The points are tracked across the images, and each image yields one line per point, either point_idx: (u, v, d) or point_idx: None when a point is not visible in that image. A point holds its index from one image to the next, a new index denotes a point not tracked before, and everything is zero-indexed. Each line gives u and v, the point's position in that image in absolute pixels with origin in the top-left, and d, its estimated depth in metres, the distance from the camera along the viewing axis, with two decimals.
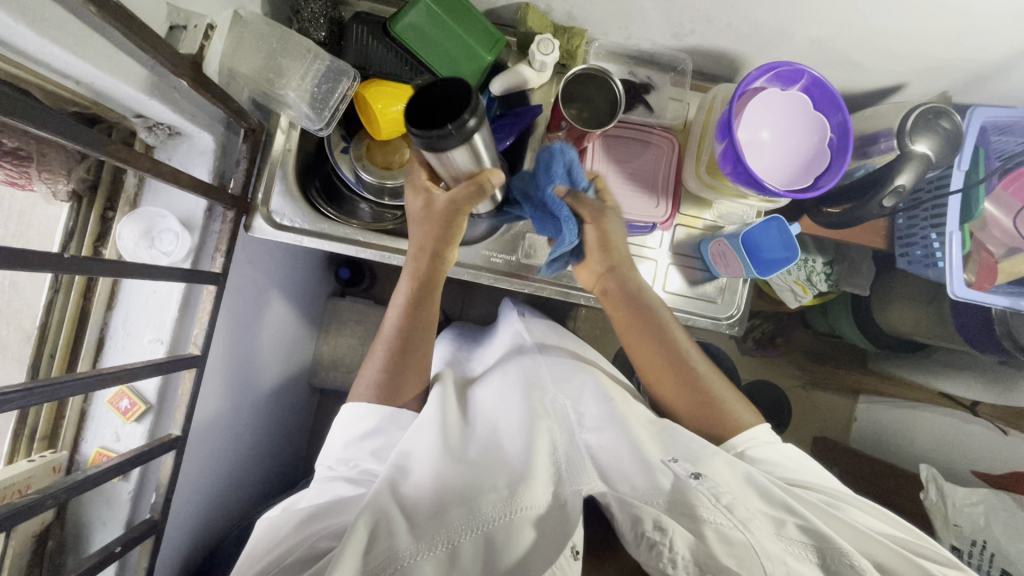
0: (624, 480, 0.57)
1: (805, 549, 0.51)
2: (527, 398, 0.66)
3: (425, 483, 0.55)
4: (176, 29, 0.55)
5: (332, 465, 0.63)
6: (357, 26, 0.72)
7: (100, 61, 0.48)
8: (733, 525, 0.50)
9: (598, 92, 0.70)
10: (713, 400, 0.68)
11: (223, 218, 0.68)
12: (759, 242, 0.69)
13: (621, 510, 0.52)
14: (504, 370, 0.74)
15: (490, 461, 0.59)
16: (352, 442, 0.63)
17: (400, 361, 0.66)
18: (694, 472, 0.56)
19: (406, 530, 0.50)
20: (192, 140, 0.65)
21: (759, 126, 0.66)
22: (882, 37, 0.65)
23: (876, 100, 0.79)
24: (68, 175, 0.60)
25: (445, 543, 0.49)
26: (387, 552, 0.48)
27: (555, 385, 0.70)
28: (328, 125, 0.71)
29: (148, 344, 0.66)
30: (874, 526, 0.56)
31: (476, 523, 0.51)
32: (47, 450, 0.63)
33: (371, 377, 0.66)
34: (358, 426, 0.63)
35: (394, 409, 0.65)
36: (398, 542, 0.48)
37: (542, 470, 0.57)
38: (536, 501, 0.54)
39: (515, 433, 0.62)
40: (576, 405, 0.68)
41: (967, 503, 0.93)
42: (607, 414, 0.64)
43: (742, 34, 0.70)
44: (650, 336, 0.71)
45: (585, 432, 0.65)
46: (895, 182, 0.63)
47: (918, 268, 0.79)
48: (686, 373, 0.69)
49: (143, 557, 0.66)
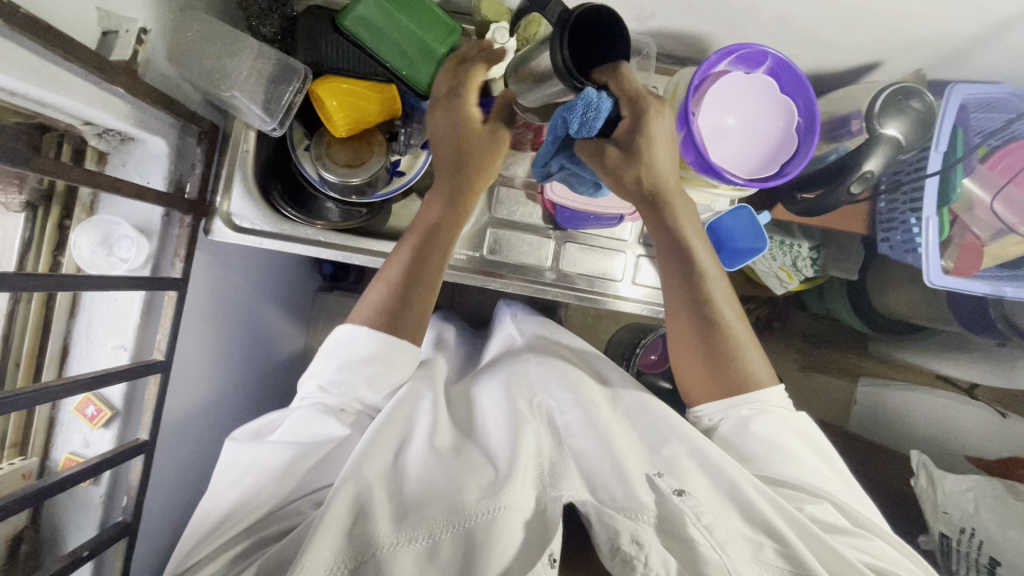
0: (605, 490, 0.56)
1: (779, 571, 0.52)
2: (516, 397, 0.67)
3: (412, 477, 0.56)
4: (109, 34, 0.54)
5: (324, 385, 0.61)
6: (305, 20, 0.69)
7: (27, 73, 0.47)
8: (710, 546, 0.51)
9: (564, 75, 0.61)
10: (735, 358, 0.63)
11: (181, 223, 0.69)
12: (731, 232, 0.69)
13: (599, 521, 0.53)
14: (495, 370, 0.74)
15: (474, 460, 0.59)
16: (348, 364, 0.60)
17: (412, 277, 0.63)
18: (678, 488, 0.56)
19: (388, 523, 0.50)
20: (145, 144, 0.65)
21: (724, 111, 0.63)
22: (851, 12, 0.61)
23: (854, 79, 0.75)
24: (19, 185, 0.60)
25: (425, 537, 0.50)
26: (365, 540, 0.49)
27: (541, 388, 0.69)
28: (282, 126, 0.69)
29: (112, 351, 0.66)
30: (861, 553, 0.56)
31: (457, 519, 0.51)
32: (17, 457, 0.65)
33: (380, 296, 0.63)
34: (358, 349, 0.60)
35: (394, 338, 0.61)
36: (376, 531, 0.50)
37: (526, 471, 0.57)
38: (518, 501, 0.53)
39: (501, 430, 0.63)
40: (562, 409, 0.66)
41: (956, 490, 0.92)
42: (592, 418, 0.63)
43: (704, 14, 0.66)
44: (679, 286, 0.64)
45: (571, 439, 0.63)
46: (864, 167, 0.60)
47: (897, 253, 0.76)
48: (710, 334, 0.63)
49: (117, 558, 0.67)
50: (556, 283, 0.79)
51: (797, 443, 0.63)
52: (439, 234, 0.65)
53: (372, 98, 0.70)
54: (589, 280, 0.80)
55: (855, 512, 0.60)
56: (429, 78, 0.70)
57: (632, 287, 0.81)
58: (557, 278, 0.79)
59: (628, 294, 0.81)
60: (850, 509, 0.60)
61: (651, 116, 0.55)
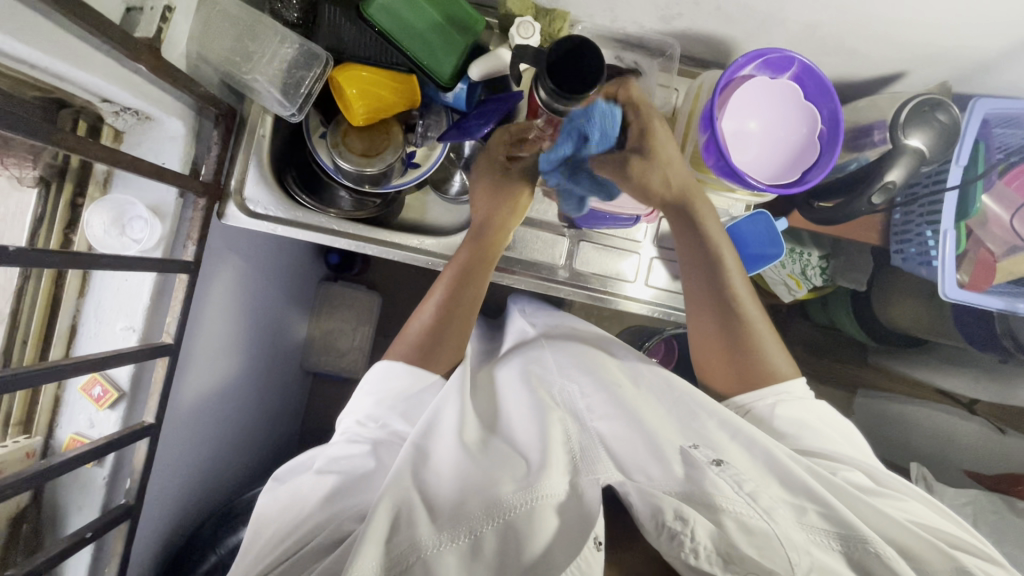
0: (640, 471, 0.56)
1: (825, 537, 0.52)
2: (535, 389, 0.66)
3: (447, 476, 0.54)
4: (133, 11, 0.53)
5: (360, 420, 0.62)
6: (329, 7, 0.68)
7: (47, 46, 0.46)
8: (755, 515, 0.50)
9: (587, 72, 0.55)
10: (752, 345, 0.66)
11: (195, 206, 0.68)
12: (746, 236, 0.70)
13: (642, 500, 0.54)
14: (510, 361, 0.75)
15: (506, 452, 0.59)
16: (385, 400, 0.63)
17: (445, 318, 0.69)
18: (715, 459, 0.56)
19: (428, 521, 0.50)
20: (162, 125, 0.64)
21: (745, 115, 0.63)
22: (879, 21, 0.61)
23: (875, 89, 0.74)
24: (35, 161, 0.59)
25: (467, 534, 0.50)
26: (409, 543, 0.48)
27: (562, 376, 0.69)
28: (301, 112, 0.68)
29: (121, 332, 0.66)
30: (907, 514, 0.55)
31: (496, 512, 0.51)
32: (21, 436, 0.64)
33: (414, 336, 0.68)
34: (392, 384, 0.64)
35: (428, 372, 0.66)
36: (420, 534, 0.49)
37: (558, 458, 0.57)
38: (554, 489, 0.53)
39: (526, 421, 0.63)
40: (584, 393, 0.67)
41: (955, 503, 0.93)
42: (615, 400, 0.63)
43: (731, 18, 0.66)
44: (696, 282, 0.68)
45: (596, 421, 0.64)
46: (887, 177, 0.60)
47: (912, 265, 0.76)
48: (729, 323, 0.66)
49: (119, 542, 0.67)
50: (569, 282, 0.79)
51: (826, 423, 0.63)
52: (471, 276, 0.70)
53: (391, 87, 0.69)
54: (603, 280, 0.79)
55: (895, 478, 0.60)
56: (451, 68, 0.70)
57: (645, 288, 0.80)
58: (570, 276, 0.79)
59: (635, 294, 0.80)
60: (880, 474, 0.60)
61: (655, 128, 0.64)
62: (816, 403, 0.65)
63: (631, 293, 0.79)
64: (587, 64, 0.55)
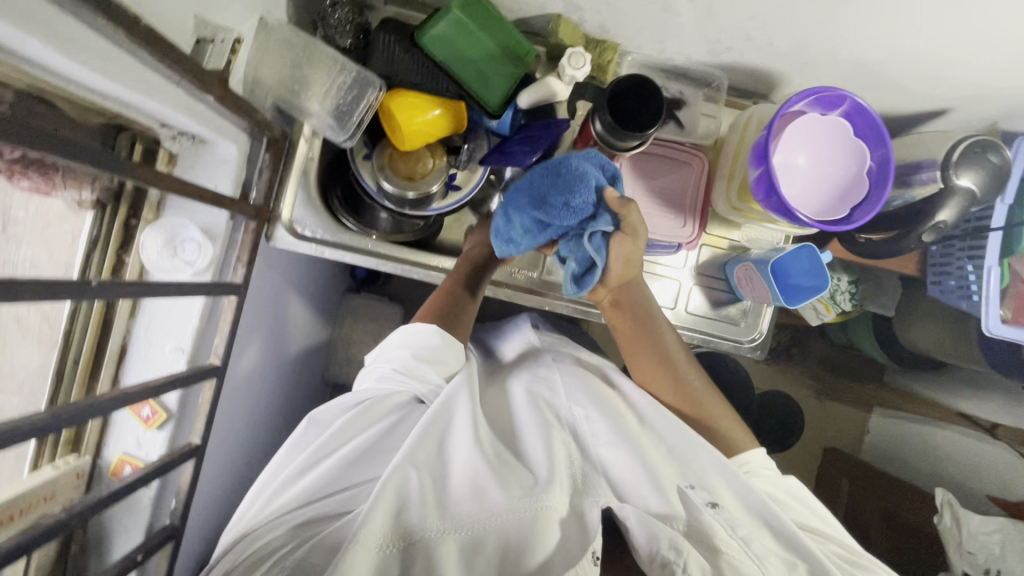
0: (640, 500, 0.57)
1: None
2: (542, 408, 0.64)
3: (455, 480, 0.55)
4: (203, 42, 0.54)
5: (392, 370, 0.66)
6: (383, 34, 0.69)
7: (126, 79, 0.47)
8: (743, 559, 0.53)
9: (643, 109, 0.58)
10: (708, 419, 0.66)
11: (245, 229, 0.70)
12: (788, 268, 0.68)
13: (639, 525, 0.55)
14: (519, 371, 0.72)
15: (511, 458, 0.58)
16: (415, 354, 0.65)
17: (460, 298, 0.71)
18: (711, 501, 0.56)
19: (434, 513, 0.52)
20: (215, 148, 0.64)
21: (796, 150, 0.64)
22: (930, 61, 0.62)
23: (916, 124, 0.75)
24: (92, 184, 0.60)
25: (468, 530, 0.52)
26: (411, 527, 0.51)
27: (571, 397, 0.65)
28: (351, 138, 0.70)
29: (170, 353, 0.66)
30: None
31: (490, 519, 0.52)
32: (70, 456, 0.64)
33: (436, 304, 0.70)
34: (419, 345, 0.66)
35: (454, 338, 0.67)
36: (422, 518, 0.52)
37: (562, 480, 0.56)
38: (556, 505, 0.54)
39: (534, 438, 0.60)
40: (589, 417, 0.63)
41: (982, 531, 0.92)
42: (620, 428, 0.60)
43: (781, 53, 0.67)
44: (650, 355, 0.68)
45: (600, 448, 0.61)
46: (937, 218, 0.62)
47: (950, 298, 0.77)
48: (687, 394, 0.67)
49: (162, 562, 0.67)
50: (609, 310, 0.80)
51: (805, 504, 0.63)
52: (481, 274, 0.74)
53: (438, 113, 0.69)
54: None
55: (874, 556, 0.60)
56: (498, 97, 0.71)
57: (683, 315, 0.80)
58: None
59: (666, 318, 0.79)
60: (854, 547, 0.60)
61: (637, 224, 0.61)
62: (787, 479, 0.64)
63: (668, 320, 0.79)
64: (643, 102, 0.58)
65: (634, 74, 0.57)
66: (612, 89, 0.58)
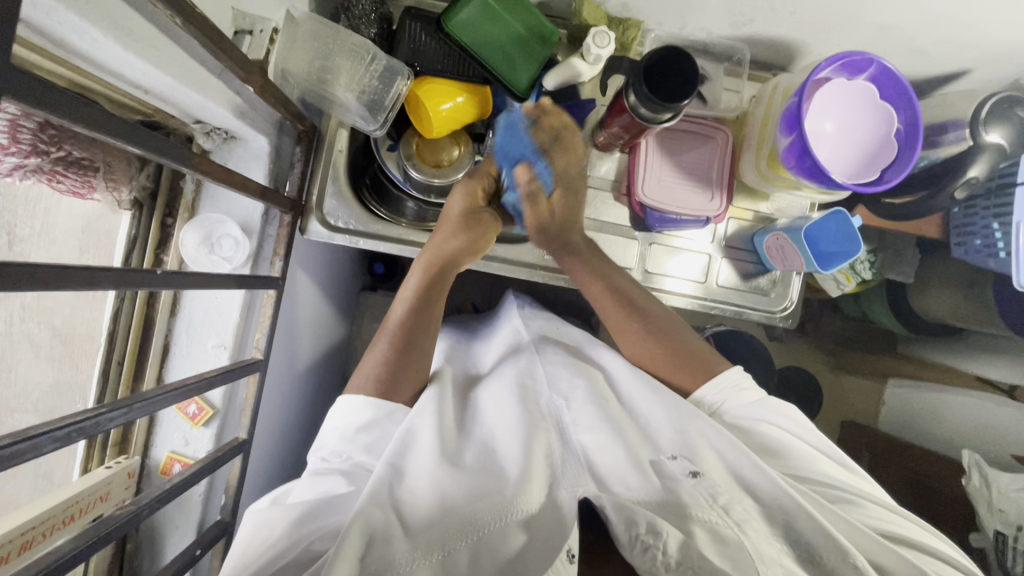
0: (619, 481, 0.54)
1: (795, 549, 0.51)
2: (524, 401, 0.62)
3: (423, 494, 0.52)
4: (241, 33, 0.56)
5: (326, 456, 0.59)
6: (410, 23, 0.70)
7: (178, 71, 0.48)
8: (727, 526, 0.51)
9: (680, 78, 0.58)
10: (691, 353, 0.69)
11: (280, 221, 0.69)
12: (819, 237, 0.69)
13: (616, 512, 0.51)
14: (499, 372, 0.70)
15: (486, 466, 0.56)
16: (347, 434, 0.59)
17: (403, 346, 0.65)
18: (692, 470, 0.55)
19: (404, 539, 0.47)
20: (248, 143, 0.65)
21: (822, 117, 0.64)
22: (952, 22, 0.63)
23: (934, 87, 0.76)
24: (130, 183, 0.60)
25: (440, 550, 0.47)
26: (383, 560, 0.45)
27: (550, 385, 0.65)
28: (382, 127, 0.71)
29: (212, 350, 0.66)
30: (870, 520, 0.55)
31: (468, 529, 0.48)
32: (119, 456, 0.65)
33: (372, 367, 0.64)
34: (356, 417, 0.60)
35: (390, 403, 0.62)
36: (394, 550, 0.46)
37: (538, 472, 0.54)
38: (532, 503, 0.51)
39: (509, 436, 0.58)
40: (570, 405, 0.63)
41: (1012, 489, 0.93)
42: (602, 412, 0.60)
43: (804, 22, 0.68)
44: (615, 301, 0.71)
45: (580, 432, 0.60)
46: (969, 174, 0.64)
47: (976, 258, 0.78)
48: (675, 343, 0.69)
49: (216, 558, 0.68)
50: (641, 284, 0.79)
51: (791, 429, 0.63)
52: (432, 301, 0.68)
53: (462, 100, 0.70)
54: (662, 279, 0.79)
55: (873, 492, 0.59)
56: (526, 79, 0.71)
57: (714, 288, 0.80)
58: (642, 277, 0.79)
59: (698, 292, 0.80)
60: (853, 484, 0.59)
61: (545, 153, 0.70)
62: (774, 404, 0.64)
63: (701, 293, 0.80)
64: (676, 73, 0.59)
65: (670, 47, 0.58)
66: (645, 64, 0.59)
